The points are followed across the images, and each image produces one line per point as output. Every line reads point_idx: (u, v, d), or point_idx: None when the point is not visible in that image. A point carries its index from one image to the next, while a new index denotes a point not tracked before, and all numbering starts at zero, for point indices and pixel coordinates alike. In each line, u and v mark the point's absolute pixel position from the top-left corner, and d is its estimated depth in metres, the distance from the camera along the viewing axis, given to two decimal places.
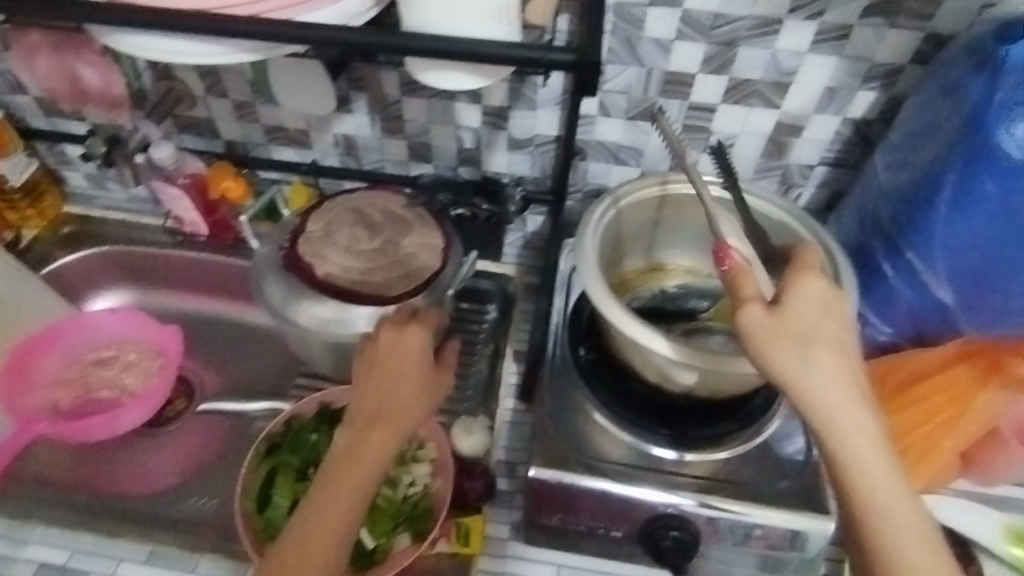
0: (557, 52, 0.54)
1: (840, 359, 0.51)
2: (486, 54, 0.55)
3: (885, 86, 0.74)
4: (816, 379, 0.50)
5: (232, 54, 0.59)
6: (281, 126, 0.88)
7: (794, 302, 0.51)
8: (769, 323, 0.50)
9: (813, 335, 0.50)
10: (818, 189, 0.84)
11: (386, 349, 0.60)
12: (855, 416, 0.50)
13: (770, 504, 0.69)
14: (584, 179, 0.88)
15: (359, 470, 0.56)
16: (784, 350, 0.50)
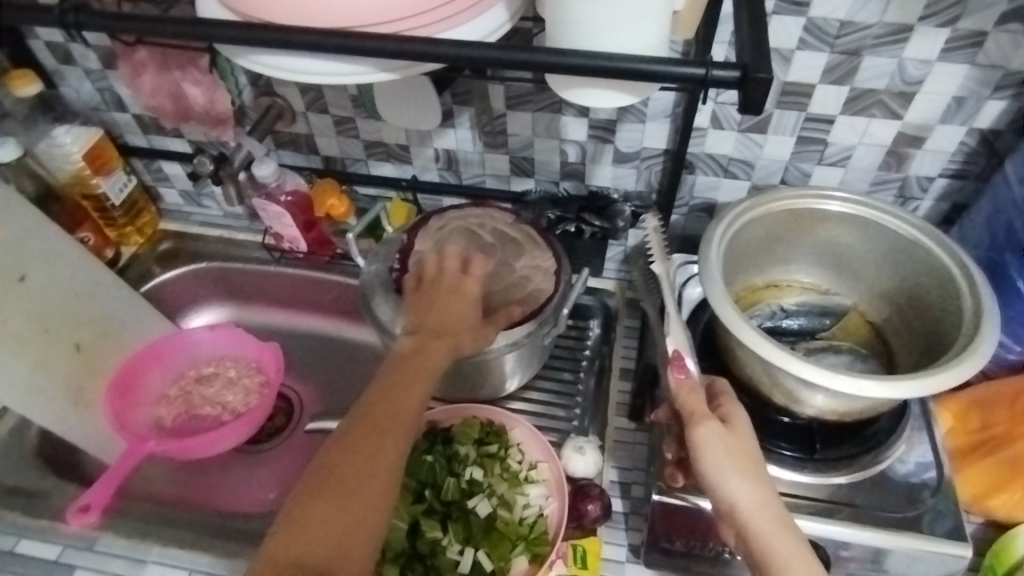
0: (719, 70, 0.53)
1: (755, 475, 0.58)
2: (642, 70, 0.53)
3: (1016, 95, 0.71)
4: (746, 503, 0.57)
5: (372, 73, 0.58)
6: (381, 141, 0.88)
7: (736, 435, 0.60)
8: (713, 447, 0.59)
9: (740, 462, 0.59)
10: (936, 202, 0.82)
11: (442, 291, 0.68)
12: (785, 538, 0.56)
13: (913, 532, 0.66)
14: (691, 193, 0.87)
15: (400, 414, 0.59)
16: (711, 475, 0.59)
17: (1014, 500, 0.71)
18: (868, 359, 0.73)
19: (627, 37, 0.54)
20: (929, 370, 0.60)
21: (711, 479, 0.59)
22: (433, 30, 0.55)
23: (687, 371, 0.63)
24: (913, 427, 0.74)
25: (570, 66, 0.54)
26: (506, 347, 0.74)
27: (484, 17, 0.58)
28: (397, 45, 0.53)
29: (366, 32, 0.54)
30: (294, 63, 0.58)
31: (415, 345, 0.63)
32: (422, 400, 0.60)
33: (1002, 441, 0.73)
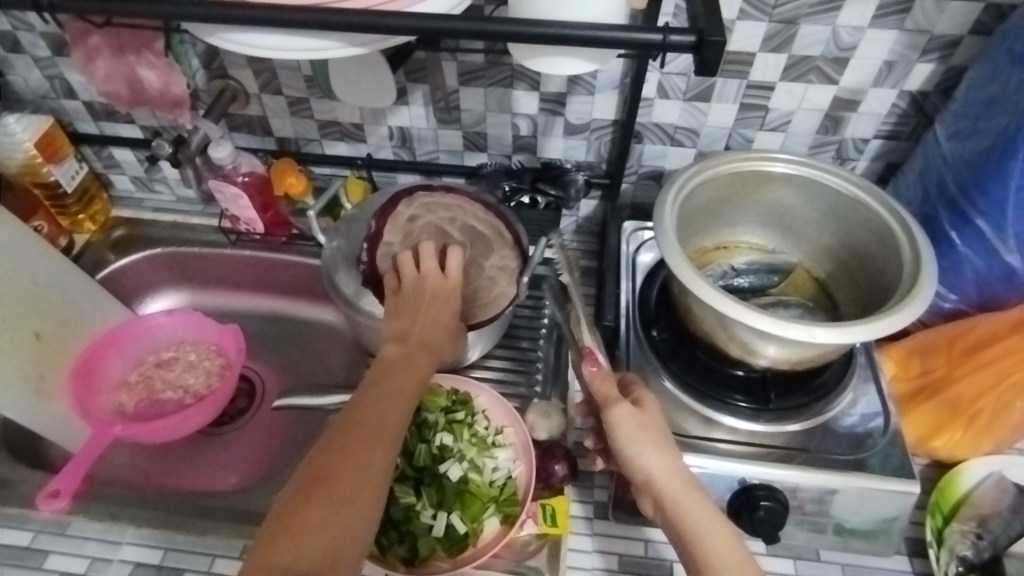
0: (676, 35, 0.55)
1: (664, 445, 0.60)
2: (594, 37, 0.55)
3: (943, 58, 0.75)
4: (659, 472, 0.58)
5: (344, 47, 0.59)
6: (334, 121, 0.89)
7: (648, 416, 0.62)
8: (622, 422, 0.61)
9: (650, 435, 0.60)
10: (872, 162, 0.86)
11: (422, 300, 0.67)
12: (695, 502, 0.56)
13: (866, 473, 0.69)
14: (640, 161, 0.90)
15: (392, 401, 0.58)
16: (624, 449, 0.60)
17: (955, 437, 0.75)
18: (814, 311, 0.76)
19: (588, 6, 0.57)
20: (860, 322, 0.62)
21: (624, 453, 0.60)
22: (404, 4, 0.56)
23: (599, 364, 0.67)
24: (858, 375, 0.78)
25: (534, 34, 0.55)
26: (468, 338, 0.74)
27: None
28: (366, 19, 0.54)
29: (337, 8, 0.54)
30: (265, 40, 0.57)
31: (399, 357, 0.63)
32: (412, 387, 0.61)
33: (940, 385, 0.77)
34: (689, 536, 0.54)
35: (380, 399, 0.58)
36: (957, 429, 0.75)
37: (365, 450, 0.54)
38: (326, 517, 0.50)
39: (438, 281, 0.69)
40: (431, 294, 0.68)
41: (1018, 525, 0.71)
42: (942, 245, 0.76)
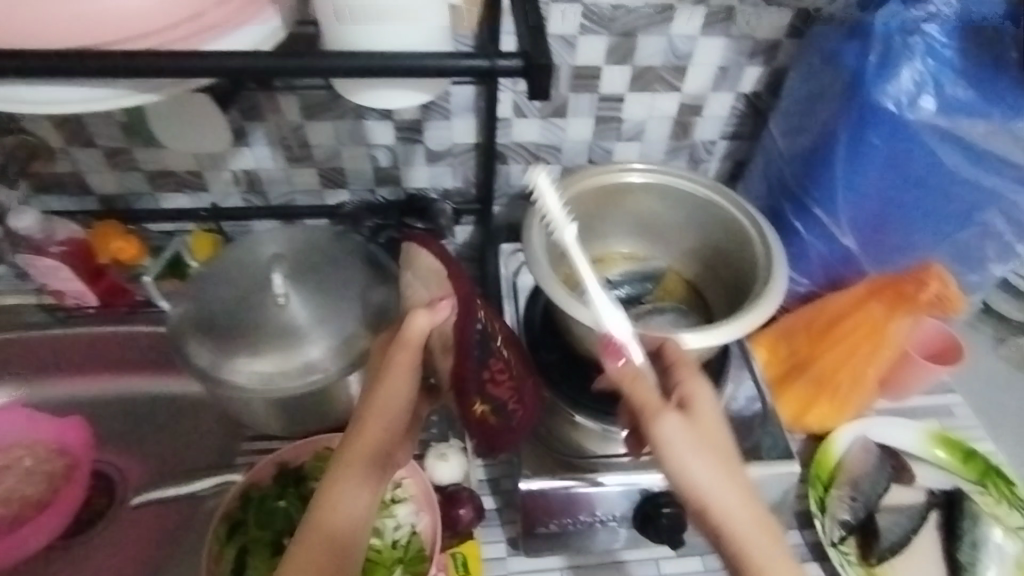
0: (503, 60, 0.51)
1: (729, 471, 0.47)
2: (420, 66, 0.50)
3: (767, 60, 0.80)
4: (739, 517, 0.45)
5: (135, 96, 0.52)
6: (166, 171, 0.79)
7: (709, 431, 0.48)
8: (678, 447, 0.47)
9: (716, 466, 0.46)
10: (722, 161, 0.89)
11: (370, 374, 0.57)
12: (783, 559, 0.44)
13: (756, 460, 0.72)
14: (508, 182, 0.88)
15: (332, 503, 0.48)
16: (691, 485, 0.46)
17: (823, 412, 0.81)
18: (688, 314, 0.78)
19: (416, 30, 0.51)
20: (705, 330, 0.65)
21: (690, 488, 0.46)
22: (198, 42, 0.50)
23: (625, 358, 0.56)
24: (733, 365, 0.81)
25: (355, 67, 0.49)
26: (347, 367, 0.70)
27: (244, 28, 0.52)
28: (162, 60, 0.47)
29: (111, 49, 0.47)
30: (40, 93, 0.50)
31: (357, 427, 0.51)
32: (363, 470, 0.50)
33: (805, 363, 0.82)
34: None
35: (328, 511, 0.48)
36: (823, 405, 0.80)
37: (348, 529, 0.48)
38: None
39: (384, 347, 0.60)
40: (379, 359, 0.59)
41: (882, 482, 0.78)
42: (791, 235, 0.81)
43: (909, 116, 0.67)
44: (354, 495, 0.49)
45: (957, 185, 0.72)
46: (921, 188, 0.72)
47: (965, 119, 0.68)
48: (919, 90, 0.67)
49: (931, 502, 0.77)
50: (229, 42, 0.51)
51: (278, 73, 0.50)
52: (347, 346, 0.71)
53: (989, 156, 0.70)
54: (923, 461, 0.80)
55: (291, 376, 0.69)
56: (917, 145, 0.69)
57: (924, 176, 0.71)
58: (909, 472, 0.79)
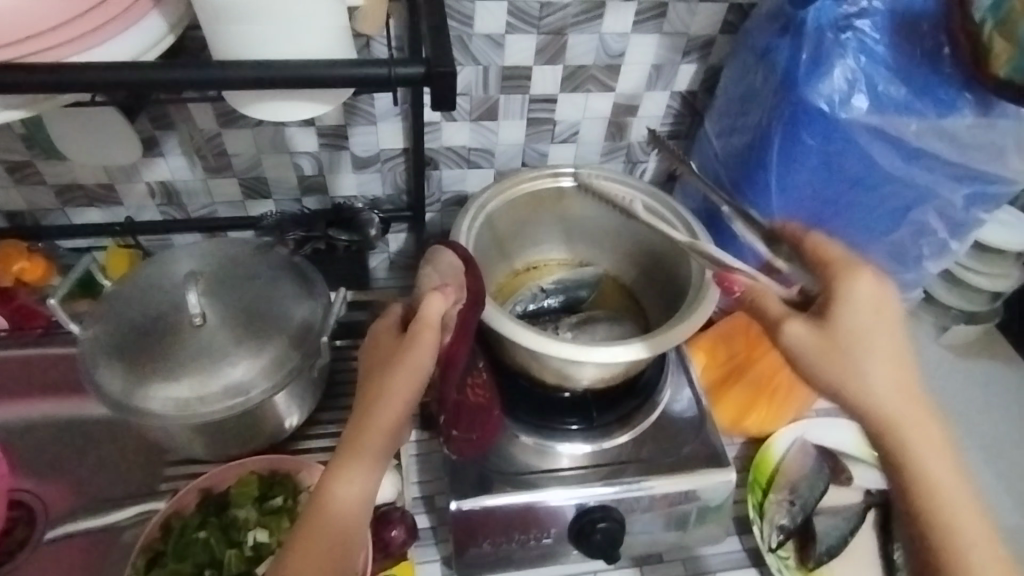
0: (403, 67, 0.48)
1: (897, 365, 0.51)
2: (310, 77, 0.47)
3: (702, 57, 0.77)
4: (896, 394, 0.50)
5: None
6: (75, 184, 0.76)
7: (890, 317, 0.52)
8: (846, 327, 0.51)
9: (890, 348, 0.51)
10: (660, 161, 0.87)
11: (374, 359, 0.59)
12: (937, 432, 0.49)
13: (690, 471, 0.71)
14: (440, 187, 0.85)
15: (342, 485, 0.53)
16: (853, 360, 0.50)
17: (762, 414, 0.81)
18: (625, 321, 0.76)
19: (310, 36, 0.47)
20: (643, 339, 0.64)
21: (846, 364, 0.50)
22: (58, 56, 0.46)
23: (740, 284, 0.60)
24: (671, 371, 0.80)
25: (242, 79, 0.46)
26: (265, 391, 0.66)
27: (122, 38, 0.48)
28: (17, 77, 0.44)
29: None
30: None
31: (360, 418, 0.55)
32: (376, 454, 0.54)
33: (745, 367, 0.83)
34: (938, 489, 0.48)
35: (335, 494, 0.53)
36: (762, 406, 0.81)
37: (351, 504, 0.53)
38: None
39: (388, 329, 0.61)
40: (377, 339, 0.61)
41: (819, 485, 0.78)
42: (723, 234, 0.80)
43: (842, 115, 0.65)
44: (361, 483, 0.53)
45: (891, 183, 0.71)
46: (855, 187, 0.71)
47: (898, 117, 0.65)
48: (851, 89, 0.64)
49: (869, 502, 0.78)
50: (98, 54, 0.47)
51: (161, 85, 0.46)
52: (268, 367, 0.67)
53: (923, 154, 0.68)
54: (861, 462, 0.80)
55: (203, 403, 0.64)
56: (849, 143, 0.67)
57: (858, 175, 0.70)
58: (847, 473, 0.80)
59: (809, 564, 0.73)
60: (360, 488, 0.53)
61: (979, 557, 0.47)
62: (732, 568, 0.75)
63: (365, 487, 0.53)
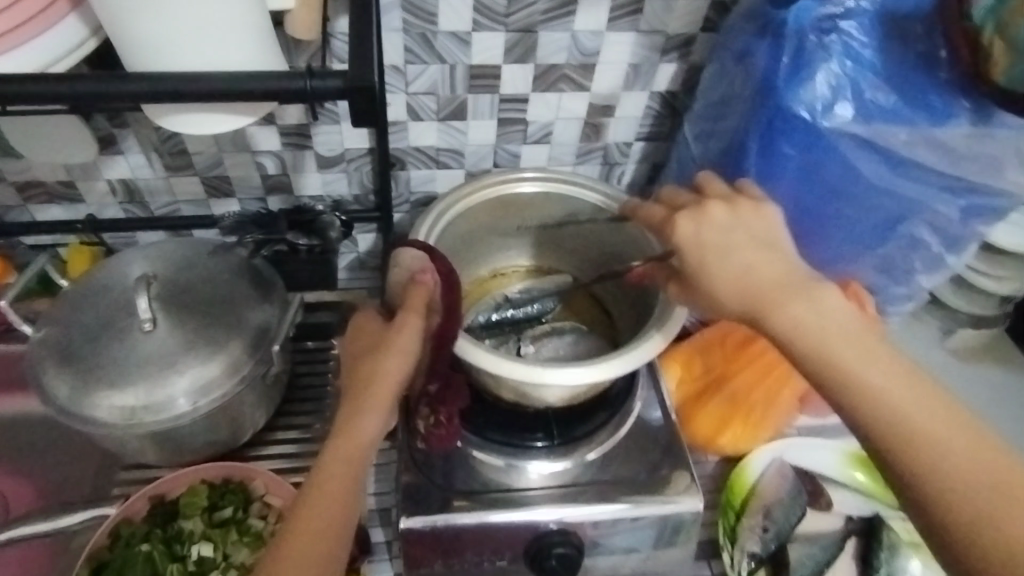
0: (320, 78, 0.47)
1: (761, 245, 0.53)
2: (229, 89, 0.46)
3: (682, 56, 0.73)
4: (763, 272, 0.51)
5: None
6: (35, 181, 0.74)
7: (745, 212, 0.55)
8: (699, 235, 0.54)
9: (748, 238, 0.53)
10: (639, 164, 0.84)
11: (356, 347, 0.59)
12: (817, 295, 0.50)
13: (653, 494, 0.68)
14: (409, 189, 0.82)
15: (362, 422, 0.54)
16: (711, 258, 0.53)
17: (739, 432, 0.77)
18: (592, 335, 0.73)
19: (221, 46, 0.46)
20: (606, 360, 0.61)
21: (705, 264, 0.53)
22: None
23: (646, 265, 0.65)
24: (641, 386, 0.77)
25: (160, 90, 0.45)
26: (216, 399, 0.65)
27: (25, 49, 0.46)
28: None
29: None
30: None
31: (353, 401, 0.56)
32: (388, 394, 0.56)
33: (721, 382, 0.78)
34: (831, 345, 0.47)
35: (354, 434, 0.54)
36: (740, 424, 0.77)
37: (343, 481, 0.53)
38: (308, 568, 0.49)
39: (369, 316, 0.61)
40: (358, 325, 0.61)
41: (797, 510, 0.74)
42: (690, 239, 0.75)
43: (824, 123, 0.61)
44: (376, 422, 0.55)
45: (878, 196, 0.67)
46: (839, 199, 0.67)
47: (886, 126, 0.60)
48: (835, 95, 0.60)
49: (849, 529, 0.74)
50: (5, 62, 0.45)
51: (79, 97, 0.46)
52: (217, 375, 0.65)
53: (913, 165, 0.64)
54: (841, 486, 0.76)
55: (150, 412, 0.63)
56: (833, 153, 0.63)
57: (841, 186, 0.66)
58: (826, 498, 0.76)
59: None
60: (376, 427, 0.55)
61: (873, 370, 0.46)
62: None
63: (358, 464, 0.53)
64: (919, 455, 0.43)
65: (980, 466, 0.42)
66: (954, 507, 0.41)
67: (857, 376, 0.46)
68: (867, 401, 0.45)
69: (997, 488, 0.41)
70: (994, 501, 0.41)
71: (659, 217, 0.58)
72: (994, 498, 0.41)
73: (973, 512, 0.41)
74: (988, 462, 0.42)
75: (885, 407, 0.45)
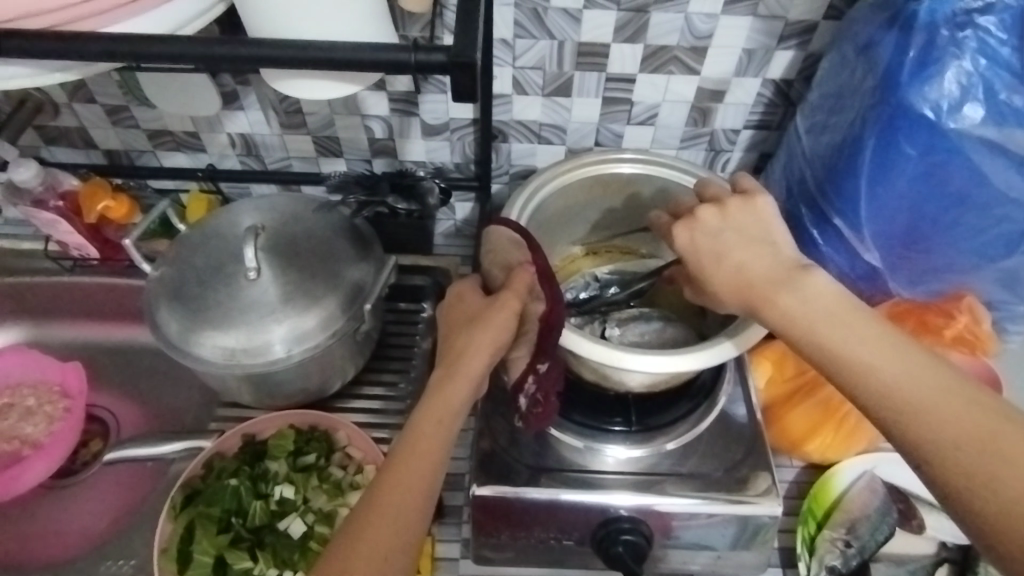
0: (425, 53, 0.48)
1: (756, 238, 0.53)
2: (341, 57, 0.48)
3: (801, 44, 0.70)
4: (755, 269, 0.52)
5: (46, 74, 0.52)
6: (165, 130, 0.80)
7: (738, 210, 0.55)
8: (693, 242, 0.55)
9: (742, 236, 0.54)
10: (746, 153, 0.82)
11: (456, 315, 0.61)
12: (804, 285, 0.50)
13: (729, 490, 0.67)
14: (509, 161, 0.83)
15: (447, 393, 0.56)
16: (707, 263, 0.54)
17: (825, 442, 0.75)
18: (679, 323, 0.72)
19: (334, 13, 0.50)
20: (694, 351, 0.60)
21: (703, 267, 0.54)
22: (98, 24, 0.48)
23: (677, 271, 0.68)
24: (727, 380, 0.75)
25: (286, 56, 0.48)
26: (312, 349, 0.69)
27: (161, 11, 0.50)
28: (48, 44, 0.46)
29: (36, 26, 0.46)
30: None
31: (445, 368, 0.58)
32: (478, 369, 0.57)
33: (812, 385, 0.76)
34: (821, 332, 0.48)
35: (438, 409, 0.55)
36: (828, 434, 0.74)
37: (432, 442, 0.54)
38: (384, 538, 0.50)
39: (468, 291, 0.63)
40: (457, 292, 0.63)
41: (885, 528, 0.70)
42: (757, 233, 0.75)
43: (950, 123, 0.57)
44: (461, 398, 0.56)
45: (1005, 206, 0.62)
46: (959, 204, 0.62)
47: (1018, 130, 0.57)
48: (964, 96, 0.57)
49: (942, 556, 0.70)
50: (137, 24, 0.49)
51: (215, 61, 0.48)
52: (316, 325, 0.69)
53: None
54: (937, 509, 0.72)
55: (252, 354, 0.67)
56: (956, 155, 0.59)
57: (964, 192, 0.61)
58: (918, 520, 0.72)
59: None
60: (461, 400, 0.56)
61: (862, 349, 0.47)
62: None
63: (446, 427, 0.55)
64: (915, 426, 0.44)
65: (965, 419, 0.43)
66: (952, 471, 0.42)
67: (848, 358, 0.47)
68: (860, 378, 0.46)
69: (987, 445, 0.41)
70: (988, 460, 0.41)
71: (664, 223, 0.59)
72: (982, 454, 0.41)
73: (971, 475, 0.41)
74: (981, 424, 0.42)
75: (875, 383, 0.45)
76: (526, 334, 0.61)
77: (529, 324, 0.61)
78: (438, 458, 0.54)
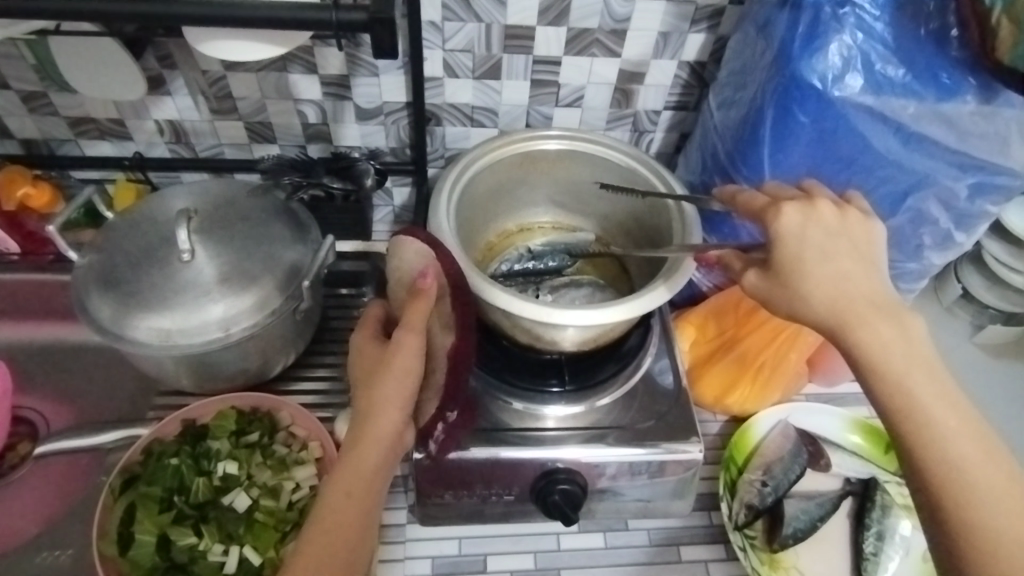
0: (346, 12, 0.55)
1: (860, 258, 0.54)
2: (270, 17, 0.54)
3: (711, 27, 0.76)
4: (852, 287, 0.52)
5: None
6: (87, 117, 0.79)
7: (852, 220, 0.56)
8: (803, 231, 0.54)
9: (850, 249, 0.54)
10: (667, 133, 0.87)
11: (363, 366, 0.60)
12: (908, 328, 0.50)
13: (659, 438, 0.71)
14: (444, 144, 0.86)
15: (359, 457, 0.54)
16: (807, 261, 0.53)
17: (744, 394, 0.81)
18: (605, 289, 0.77)
19: None
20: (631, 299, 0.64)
21: (801, 263, 0.53)
22: None
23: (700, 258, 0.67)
24: (653, 344, 0.80)
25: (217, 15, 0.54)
26: (249, 328, 0.68)
27: None
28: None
29: None
30: None
31: (354, 433, 0.55)
32: (388, 428, 0.55)
33: (731, 343, 0.82)
34: (907, 377, 0.48)
35: (349, 479, 0.53)
36: (744, 387, 0.81)
37: (352, 511, 0.52)
38: None
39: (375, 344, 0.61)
40: (361, 346, 0.62)
41: (796, 468, 0.77)
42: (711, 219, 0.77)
43: (835, 93, 0.63)
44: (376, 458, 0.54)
45: (887, 166, 0.68)
46: (849, 168, 0.69)
47: (892, 97, 0.63)
48: (845, 66, 0.62)
49: (846, 490, 0.77)
50: None
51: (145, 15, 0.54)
52: (255, 305, 0.69)
53: (922, 139, 0.66)
54: (841, 449, 0.79)
55: (188, 335, 0.67)
56: (842, 122, 0.65)
57: (852, 156, 0.68)
58: (826, 460, 0.78)
59: (774, 546, 0.72)
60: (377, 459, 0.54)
61: (935, 401, 0.47)
62: (699, 543, 0.76)
63: (357, 498, 0.53)
64: (970, 500, 0.44)
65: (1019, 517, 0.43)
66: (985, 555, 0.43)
67: (925, 413, 0.47)
68: (928, 432, 0.46)
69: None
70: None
71: (760, 204, 0.58)
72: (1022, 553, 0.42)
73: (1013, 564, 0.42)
74: None
75: (946, 446, 0.46)
76: (434, 372, 0.62)
77: (436, 360, 0.62)
78: (357, 530, 0.52)
